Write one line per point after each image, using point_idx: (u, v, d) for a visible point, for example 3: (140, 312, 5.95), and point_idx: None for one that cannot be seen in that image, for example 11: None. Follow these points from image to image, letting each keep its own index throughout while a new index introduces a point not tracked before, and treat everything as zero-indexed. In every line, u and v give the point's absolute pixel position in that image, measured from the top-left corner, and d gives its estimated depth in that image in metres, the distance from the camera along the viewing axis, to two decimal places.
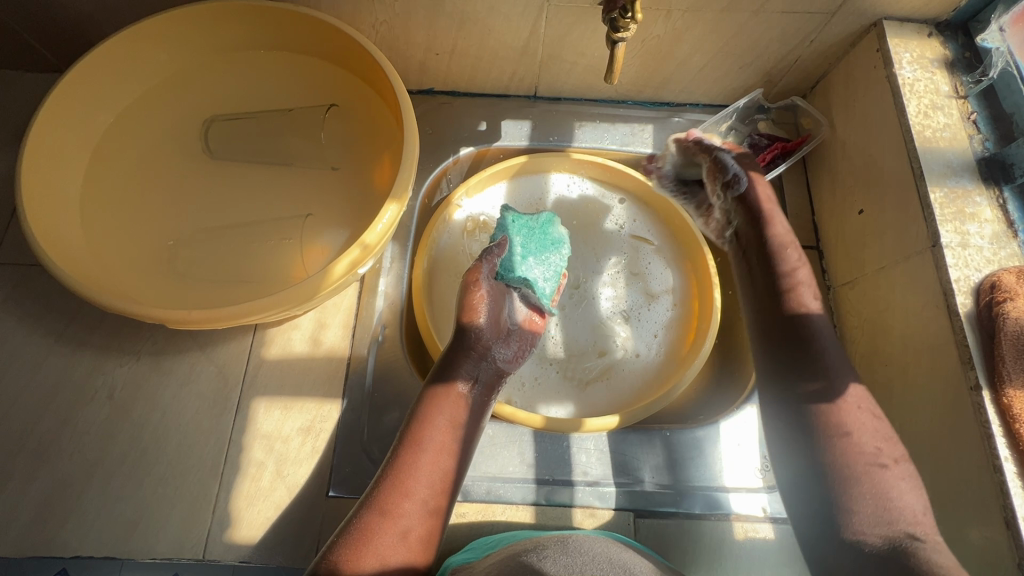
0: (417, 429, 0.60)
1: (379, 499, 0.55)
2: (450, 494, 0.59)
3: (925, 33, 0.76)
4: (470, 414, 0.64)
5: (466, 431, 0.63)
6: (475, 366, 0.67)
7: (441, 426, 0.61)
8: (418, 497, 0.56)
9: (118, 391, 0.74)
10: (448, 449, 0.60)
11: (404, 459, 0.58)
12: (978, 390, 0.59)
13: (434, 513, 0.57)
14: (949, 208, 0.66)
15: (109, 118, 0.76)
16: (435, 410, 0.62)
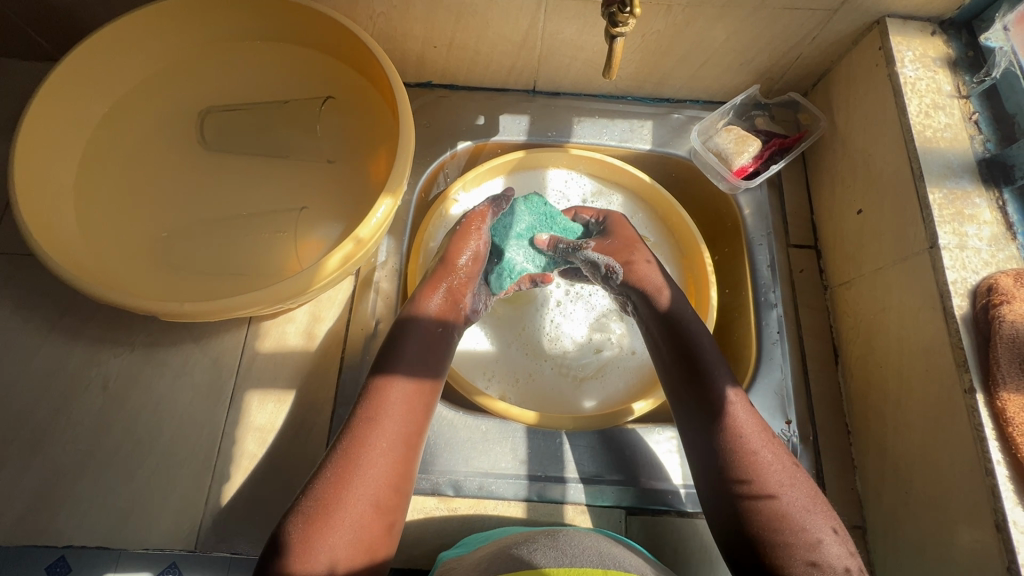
0: (367, 414, 0.58)
1: (326, 488, 0.53)
2: (404, 478, 0.57)
3: (929, 31, 0.75)
4: (423, 396, 0.62)
5: (418, 412, 0.61)
6: (424, 350, 0.65)
7: (390, 410, 0.59)
8: (368, 484, 0.54)
9: (112, 382, 0.74)
10: (398, 441, 0.58)
11: (351, 445, 0.56)
12: (972, 393, 0.58)
13: (384, 509, 0.55)
14: (948, 210, 0.65)
15: (104, 108, 0.75)
16: (384, 394, 0.60)
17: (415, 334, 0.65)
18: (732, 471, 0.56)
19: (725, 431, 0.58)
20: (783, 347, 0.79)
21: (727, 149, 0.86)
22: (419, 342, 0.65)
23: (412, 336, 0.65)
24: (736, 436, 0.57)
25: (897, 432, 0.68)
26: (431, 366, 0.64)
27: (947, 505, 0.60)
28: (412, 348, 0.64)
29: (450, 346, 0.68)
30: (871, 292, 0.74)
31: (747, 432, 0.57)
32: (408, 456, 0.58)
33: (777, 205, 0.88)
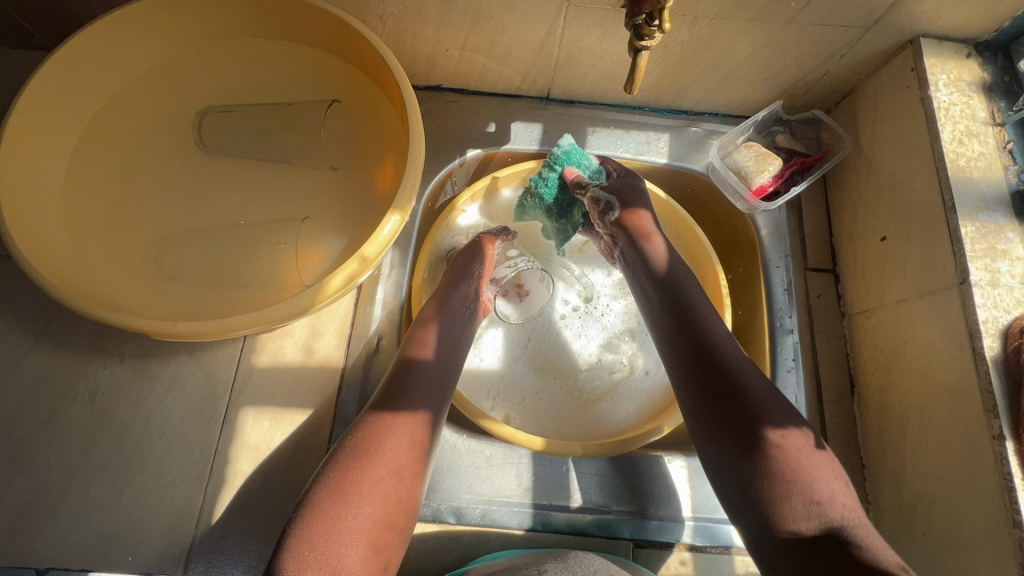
0: (367, 442, 0.55)
1: (317, 517, 0.50)
2: (406, 517, 0.55)
3: (963, 53, 0.72)
4: (428, 431, 0.59)
5: (423, 448, 0.58)
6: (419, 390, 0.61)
7: (394, 440, 0.56)
8: (363, 518, 0.51)
9: (100, 394, 0.70)
10: (393, 480, 0.54)
11: (347, 473, 0.52)
12: (1001, 440, 0.56)
13: (382, 548, 0.52)
14: (980, 244, 0.63)
15: (96, 105, 0.71)
16: (386, 424, 0.57)
17: (421, 366, 0.63)
18: (794, 515, 0.47)
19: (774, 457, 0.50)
20: (798, 375, 0.77)
21: (747, 167, 0.82)
22: (424, 379, 0.62)
23: (420, 367, 0.63)
24: (788, 473, 0.49)
25: (916, 470, 0.65)
26: (437, 400, 0.62)
27: (968, 553, 0.58)
28: (417, 380, 0.62)
29: (455, 379, 0.66)
30: (893, 324, 0.71)
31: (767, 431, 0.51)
32: (411, 493, 0.55)
33: (796, 225, 0.85)
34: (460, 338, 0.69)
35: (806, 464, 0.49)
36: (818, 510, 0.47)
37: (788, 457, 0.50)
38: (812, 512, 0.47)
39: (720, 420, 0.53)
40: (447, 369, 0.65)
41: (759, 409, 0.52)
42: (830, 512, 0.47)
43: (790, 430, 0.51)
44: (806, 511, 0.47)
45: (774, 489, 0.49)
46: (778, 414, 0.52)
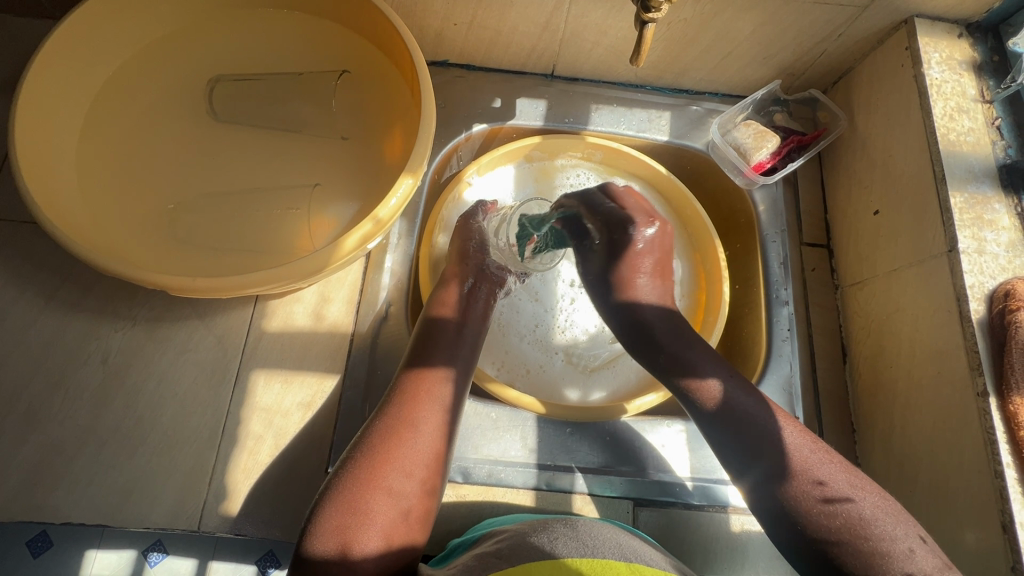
0: (395, 403, 0.58)
1: (351, 471, 0.54)
2: (437, 470, 0.57)
3: (955, 33, 0.75)
4: (457, 386, 0.62)
5: (449, 406, 0.60)
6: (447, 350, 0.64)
7: (419, 400, 0.59)
8: (393, 469, 0.54)
9: (112, 356, 0.71)
10: (427, 428, 0.57)
11: (377, 432, 0.56)
12: (985, 396, 0.59)
13: (430, 491, 0.56)
14: (968, 214, 0.66)
15: (108, 71, 0.72)
16: (412, 387, 0.60)
17: (445, 332, 0.66)
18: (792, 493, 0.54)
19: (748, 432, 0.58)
20: (792, 344, 0.79)
21: (745, 144, 0.84)
22: (448, 339, 0.65)
23: (445, 333, 0.66)
24: (771, 454, 0.56)
25: (905, 430, 0.69)
26: (461, 362, 0.64)
27: (952, 504, 0.62)
28: (441, 345, 0.64)
29: (483, 337, 0.69)
30: (885, 293, 0.74)
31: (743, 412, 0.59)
32: (439, 447, 0.57)
33: (792, 202, 0.88)
34: (482, 304, 0.71)
35: (769, 431, 0.57)
36: (793, 470, 0.55)
37: (746, 426, 0.58)
38: (792, 475, 0.55)
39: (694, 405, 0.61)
40: (472, 329, 0.68)
41: (708, 387, 0.60)
42: (810, 469, 0.55)
43: (738, 393, 0.59)
44: (774, 470, 0.55)
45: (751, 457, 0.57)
46: (727, 380, 0.61)
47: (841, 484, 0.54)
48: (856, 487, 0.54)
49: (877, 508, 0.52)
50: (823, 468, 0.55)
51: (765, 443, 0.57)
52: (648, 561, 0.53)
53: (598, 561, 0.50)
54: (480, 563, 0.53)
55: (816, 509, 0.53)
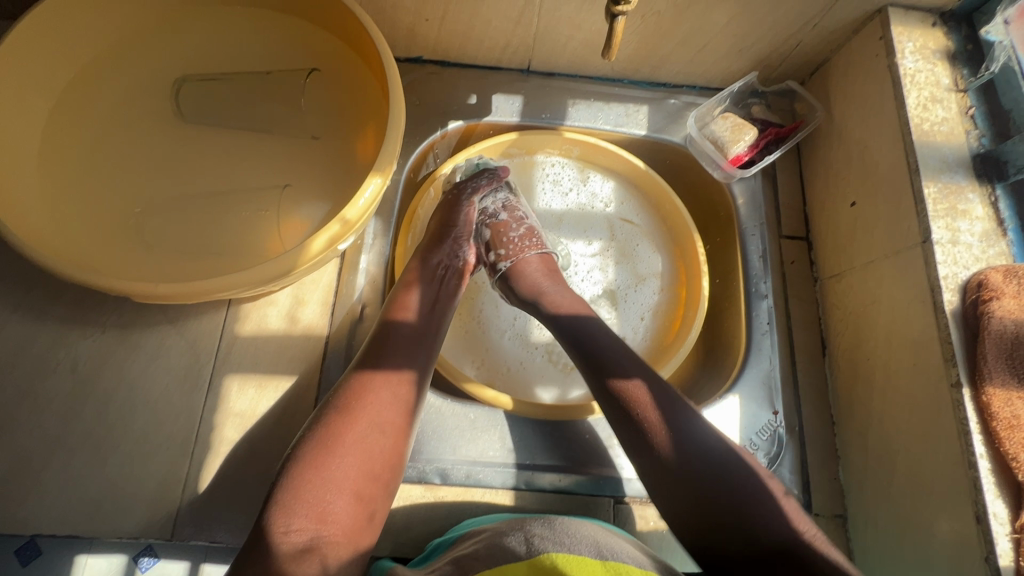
0: (354, 399, 0.57)
1: (307, 467, 0.52)
2: (398, 472, 0.58)
3: (929, 22, 0.74)
4: (416, 389, 0.61)
5: (410, 404, 0.60)
6: (408, 349, 0.63)
7: (378, 399, 0.58)
8: (351, 469, 0.53)
9: (82, 364, 0.70)
10: (393, 431, 0.57)
11: (335, 428, 0.55)
12: (958, 387, 0.59)
13: (389, 492, 0.57)
14: (942, 205, 0.65)
15: (70, 72, 0.70)
16: (374, 383, 0.59)
17: (408, 324, 0.65)
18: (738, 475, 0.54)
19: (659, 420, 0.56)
20: (772, 339, 0.79)
21: (723, 138, 0.85)
22: (411, 338, 0.64)
23: (408, 322, 0.65)
24: (684, 439, 0.55)
25: (882, 422, 0.69)
26: (425, 358, 0.64)
27: (928, 495, 0.61)
28: (402, 338, 0.63)
29: (442, 333, 0.68)
30: (862, 285, 0.74)
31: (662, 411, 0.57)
32: (399, 446, 0.58)
33: (771, 195, 0.87)
34: (442, 295, 0.70)
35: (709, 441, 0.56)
36: (734, 477, 0.53)
37: (687, 435, 0.55)
38: (732, 484, 0.53)
39: (621, 413, 0.58)
40: (437, 327, 0.67)
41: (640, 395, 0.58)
42: (742, 461, 0.55)
43: (665, 396, 0.58)
44: (717, 484, 0.53)
45: (690, 469, 0.54)
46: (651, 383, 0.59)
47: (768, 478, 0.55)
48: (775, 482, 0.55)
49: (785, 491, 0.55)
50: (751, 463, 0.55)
51: (706, 447, 0.55)
52: (625, 558, 0.52)
53: (572, 559, 0.49)
54: (456, 565, 0.53)
55: (738, 488, 0.53)
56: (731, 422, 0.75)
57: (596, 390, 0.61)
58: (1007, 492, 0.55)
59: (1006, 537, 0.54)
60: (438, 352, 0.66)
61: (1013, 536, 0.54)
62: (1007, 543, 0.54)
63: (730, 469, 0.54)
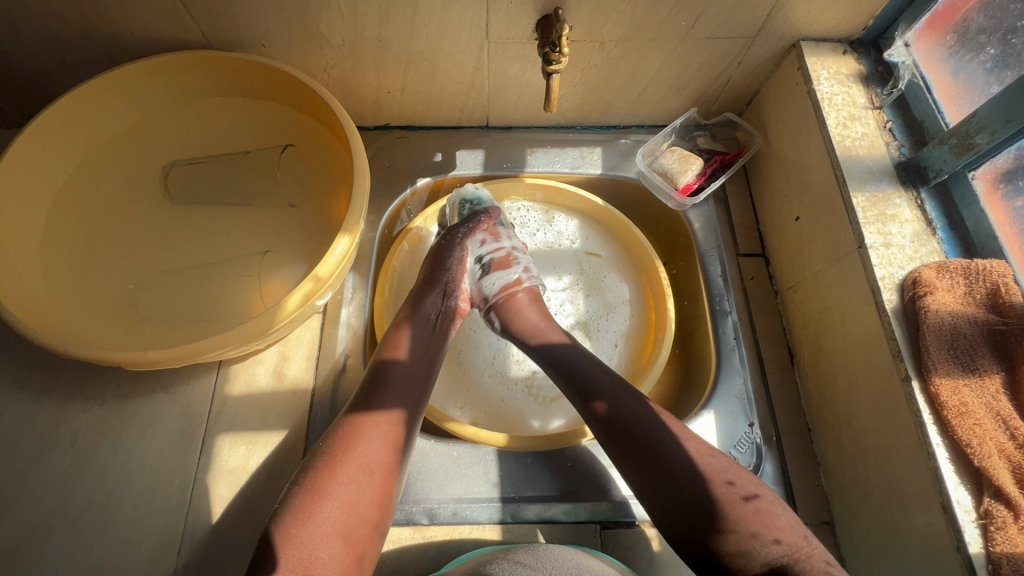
0: (346, 446, 0.60)
1: (295, 514, 0.54)
2: (384, 512, 0.59)
3: (840, 51, 0.82)
4: (404, 430, 0.64)
5: (398, 450, 0.62)
6: (400, 392, 0.66)
7: (365, 444, 0.60)
8: (338, 512, 0.55)
9: (80, 436, 0.74)
10: (381, 471, 0.60)
11: (322, 474, 0.57)
12: (908, 381, 0.61)
13: (376, 533, 0.58)
14: (871, 212, 0.70)
15: (69, 170, 0.78)
16: (361, 429, 0.61)
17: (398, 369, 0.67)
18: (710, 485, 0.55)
19: (626, 431, 0.59)
20: (740, 353, 0.82)
21: (672, 169, 0.90)
22: (403, 379, 0.67)
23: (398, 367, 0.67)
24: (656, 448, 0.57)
25: (851, 423, 0.70)
26: (415, 401, 0.66)
27: (900, 491, 0.63)
28: (394, 383, 0.66)
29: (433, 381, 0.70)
30: (815, 293, 0.78)
31: (635, 423, 0.60)
32: (387, 488, 0.60)
33: (725, 218, 0.93)
34: (433, 345, 0.72)
35: (692, 481, 0.55)
36: (709, 522, 0.53)
37: (666, 466, 0.56)
38: (703, 528, 0.53)
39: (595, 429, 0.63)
40: (428, 369, 0.70)
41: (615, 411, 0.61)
42: (713, 503, 0.53)
43: (637, 409, 0.61)
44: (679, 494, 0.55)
45: (664, 503, 0.55)
46: (624, 399, 0.62)
47: (754, 523, 0.52)
48: (767, 530, 0.52)
49: (791, 526, 0.53)
50: (734, 506, 0.53)
51: (674, 486, 0.55)
52: None
53: None
54: None
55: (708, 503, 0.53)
56: (709, 437, 0.76)
57: (585, 417, 0.64)
58: (968, 479, 0.57)
59: (973, 524, 0.55)
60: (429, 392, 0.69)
61: (979, 523, 0.55)
62: (975, 531, 0.55)
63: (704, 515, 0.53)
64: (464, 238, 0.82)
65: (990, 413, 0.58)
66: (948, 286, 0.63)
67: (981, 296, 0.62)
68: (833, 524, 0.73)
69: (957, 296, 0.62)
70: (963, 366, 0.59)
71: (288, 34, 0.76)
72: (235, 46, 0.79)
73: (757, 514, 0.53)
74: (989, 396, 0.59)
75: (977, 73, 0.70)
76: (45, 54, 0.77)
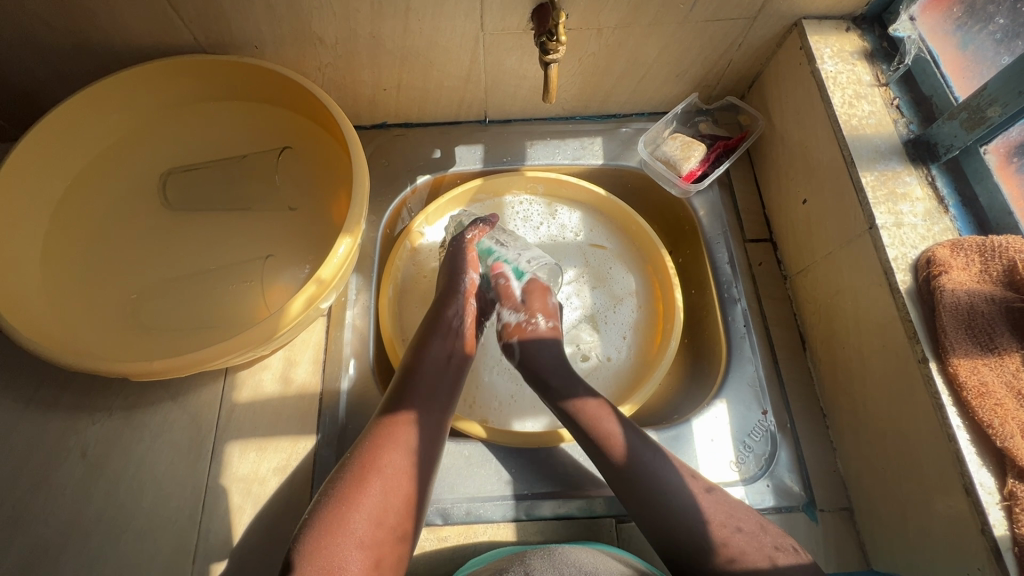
0: (368, 455, 0.61)
1: (324, 526, 0.55)
2: (410, 517, 0.59)
3: (843, 28, 0.80)
4: (425, 433, 0.64)
5: (422, 451, 0.63)
6: (422, 397, 0.66)
7: (392, 453, 0.61)
8: (363, 519, 0.56)
9: (91, 449, 0.73)
10: (404, 474, 0.60)
11: (349, 485, 0.58)
12: (925, 362, 0.60)
13: (401, 538, 0.58)
14: (881, 190, 0.69)
15: (66, 181, 0.77)
16: (386, 437, 0.62)
17: (421, 374, 0.68)
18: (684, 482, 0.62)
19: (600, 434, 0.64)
20: (751, 341, 0.81)
21: (674, 157, 0.88)
22: (428, 379, 0.68)
23: (423, 373, 0.68)
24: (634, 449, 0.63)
25: (867, 407, 0.69)
26: (436, 405, 0.67)
27: (920, 474, 0.62)
28: (421, 388, 0.67)
29: (462, 380, 0.71)
30: (826, 277, 0.77)
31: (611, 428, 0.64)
32: (414, 496, 0.60)
33: (730, 204, 0.92)
34: (458, 354, 0.71)
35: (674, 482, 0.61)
36: (687, 515, 0.59)
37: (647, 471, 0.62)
38: (679, 520, 0.59)
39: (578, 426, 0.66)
40: (460, 369, 0.71)
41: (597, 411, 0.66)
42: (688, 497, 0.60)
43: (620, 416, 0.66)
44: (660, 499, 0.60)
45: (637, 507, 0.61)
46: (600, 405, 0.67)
47: (716, 514, 0.60)
48: (727, 518, 0.59)
49: (746, 514, 0.60)
50: (699, 497, 0.61)
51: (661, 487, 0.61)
52: None
53: None
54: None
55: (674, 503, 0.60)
56: (722, 427, 0.75)
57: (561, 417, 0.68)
58: (990, 460, 0.56)
59: (997, 506, 0.54)
60: (460, 389, 0.70)
61: (1004, 505, 0.54)
62: (1000, 513, 0.54)
63: (681, 514, 0.59)
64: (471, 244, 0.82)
65: (1011, 393, 0.56)
66: (963, 265, 0.61)
67: (998, 273, 0.61)
68: (852, 510, 0.72)
69: (972, 274, 0.61)
70: (980, 345, 0.58)
71: (280, 33, 0.75)
72: (227, 49, 0.78)
73: (716, 504, 0.60)
74: (1010, 374, 0.57)
75: (986, 45, 0.68)
76: (37, 64, 0.76)
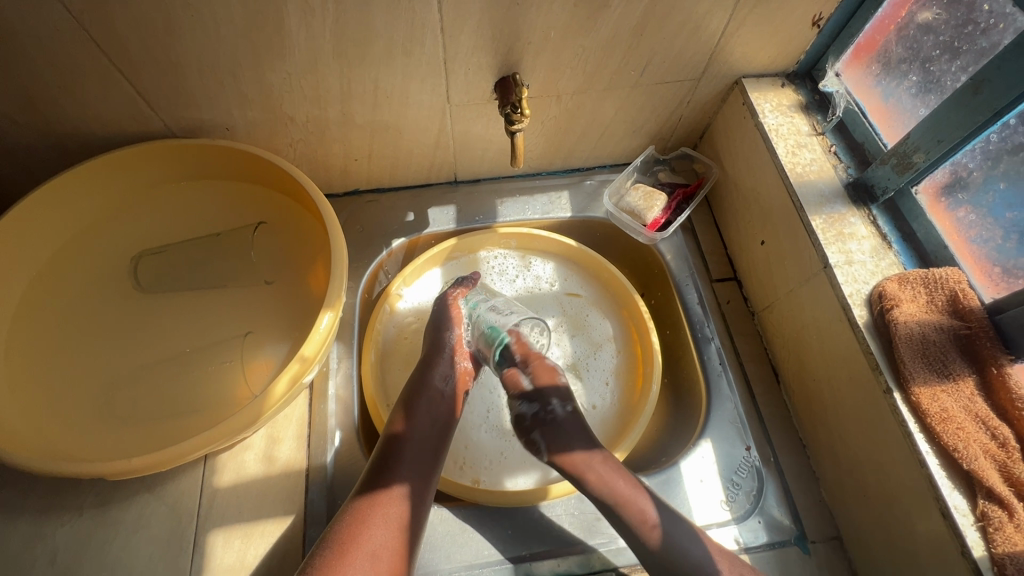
0: (354, 526, 0.62)
1: None
2: None
3: (778, 84, 0.88)
4: (411, 505, 0.65)
5: (410, 523, 0.65)
6: (407, 464, 0.68)
7: (374, 528, 0.62)
8: None
9: (60, 554, 0.69)
10: (388, 543, 0.62)
11: (331, 561, 0.59)
12: (890, 393, 0.64)
13: None
14: (830, 232, 0.74)
15: (30, 273, 0.76)
16: (369, 509, 0.64)
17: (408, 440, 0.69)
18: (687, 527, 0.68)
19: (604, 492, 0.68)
20: (728, 377, 0.84)
21: (638, 207, 0.93)
22: (417, 446, 0.69)
23: (408, 441, 0.69)
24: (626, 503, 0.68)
25: (841, 437, 0.73)
26: (421, 475, 0.68)
27: (898, 499, 0.65)
28: (407, 453, 0.69)
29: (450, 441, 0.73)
30: (790, 312, 0.81)
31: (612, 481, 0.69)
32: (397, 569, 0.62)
33: (694, 247, 0.97)
34: (438, 424, 0.72)
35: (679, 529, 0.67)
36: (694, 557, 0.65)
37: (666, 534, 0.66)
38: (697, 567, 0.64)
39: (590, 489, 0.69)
40: (446, 431, 0.73)
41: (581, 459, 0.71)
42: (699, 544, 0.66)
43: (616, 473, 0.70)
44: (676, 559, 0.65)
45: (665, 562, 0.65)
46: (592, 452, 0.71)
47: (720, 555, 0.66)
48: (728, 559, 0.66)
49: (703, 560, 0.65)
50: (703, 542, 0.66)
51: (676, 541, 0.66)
52: None
53: None
54: None
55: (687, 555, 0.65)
56: (710, 467, 0.77)
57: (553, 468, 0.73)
58: (960, 483, 0.59)
59: (972, 527, 0.57)
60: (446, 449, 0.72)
61: (978, 525, 0.57)
62: (976, 534, 0.57)
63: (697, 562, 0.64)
64: (455, 301, 0.84)
65: (970, 416, 0.61)
66: (911, 297, 0.66)
67: (942, 303, 0.66)
68: (841, 540, 0.74)
69: (920, 305, 0.66)
70: (937, 372, 0.62)
71: (251, 116, 0.77)
72: (198, 132, 0.79)
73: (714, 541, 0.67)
74: (966, 399, 0.62)
75: (904, 98, 0.76)
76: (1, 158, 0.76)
